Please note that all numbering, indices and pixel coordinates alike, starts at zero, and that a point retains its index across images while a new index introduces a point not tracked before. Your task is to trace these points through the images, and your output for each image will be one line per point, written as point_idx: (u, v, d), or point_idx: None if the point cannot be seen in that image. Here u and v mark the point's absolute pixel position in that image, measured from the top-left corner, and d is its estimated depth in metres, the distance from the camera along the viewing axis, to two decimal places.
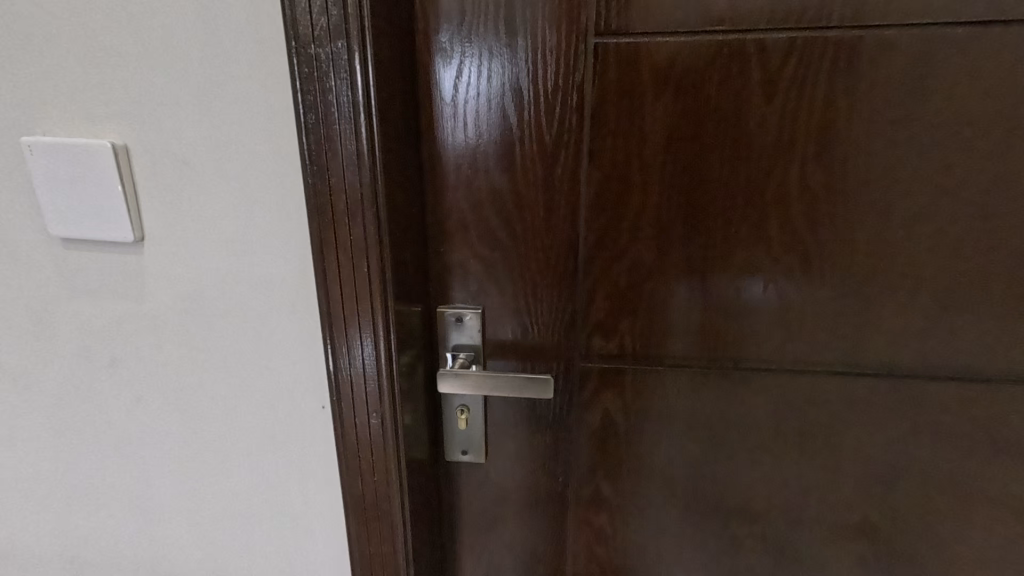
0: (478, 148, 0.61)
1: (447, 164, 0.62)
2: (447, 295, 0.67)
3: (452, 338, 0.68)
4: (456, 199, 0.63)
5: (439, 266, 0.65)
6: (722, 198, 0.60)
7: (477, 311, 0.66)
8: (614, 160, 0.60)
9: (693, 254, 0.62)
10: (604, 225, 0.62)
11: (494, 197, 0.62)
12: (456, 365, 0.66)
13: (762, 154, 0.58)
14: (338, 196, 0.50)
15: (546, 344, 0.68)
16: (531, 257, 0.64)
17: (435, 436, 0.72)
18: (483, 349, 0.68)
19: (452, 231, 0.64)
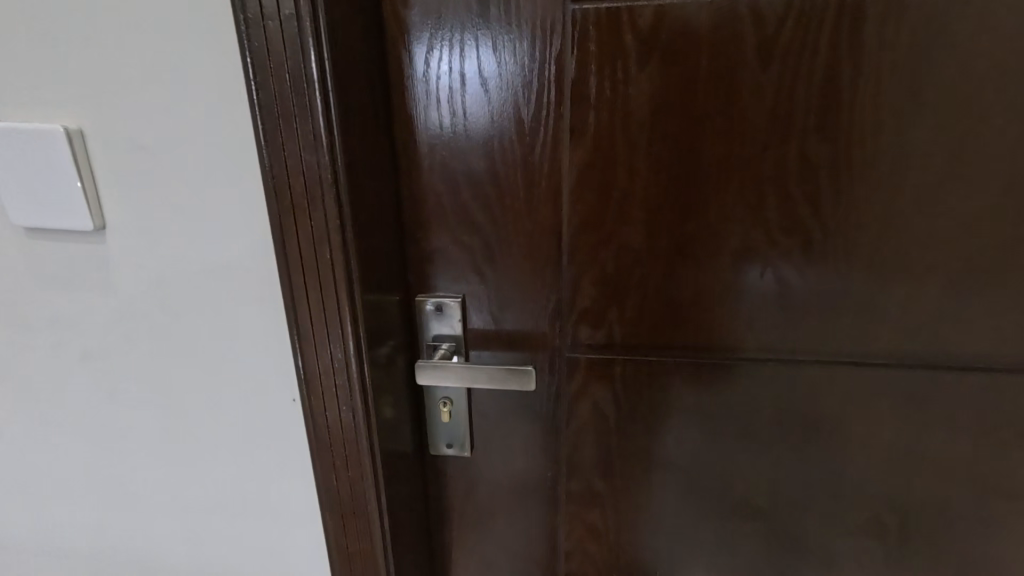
0: (453, 129, 0.57)
1: (421, 146, 0.58)
2: (426, 285, 0.64)
3: (432, 328, 0.65)
4: (431, 183, 0.59)
5: (416, 255, 0.62)
6: (715, 176, 0.56)
7: (457, 300, 0.63)
8: (597, 138, 0.56)
9: (683, 237, 0.58)
10: (589, 208, 0.58)
11: (471, 180, 0.59)
12: (436, 356, 0.64)
13: (758, 128, 0.54)
14: (297, 179, 0.47)
15: (530, 334, 0.64)
16: (513, 244, 0.61)
17: (418, 430, 0.70)
18: (464, 340, 0.65)
19: (428, 216, 0.61)
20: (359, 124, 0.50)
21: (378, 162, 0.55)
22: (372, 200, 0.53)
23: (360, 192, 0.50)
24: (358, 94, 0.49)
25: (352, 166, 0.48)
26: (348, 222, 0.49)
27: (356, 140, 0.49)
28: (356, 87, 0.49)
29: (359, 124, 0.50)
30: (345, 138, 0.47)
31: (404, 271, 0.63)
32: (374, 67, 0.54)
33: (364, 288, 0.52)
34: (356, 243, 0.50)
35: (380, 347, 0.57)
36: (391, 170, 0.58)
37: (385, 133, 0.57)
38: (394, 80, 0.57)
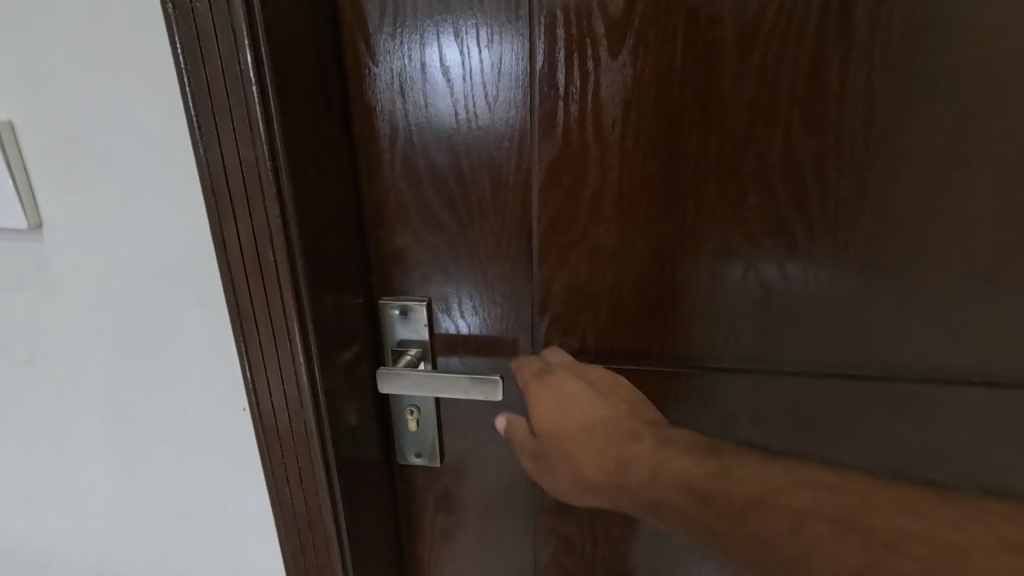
0: (414, 122, 0.54)
1: (381, 140, 0.55)
2: (390, 288, 0.60)
3: (398, 333, 0.62)
4: (394, 180, 0.56)
5: (379, 255, 0.59)
6: (693, 174, 0.52)
7: (423, 303, 0.60)
8: (567, 133, 0.52)
9: (660, 238, 0.54)
10: (559, 207, 0.55)
11: (434, 177, 0.55)
12: (403, 363, 0.61)
13: (739, 123, 0.50)
14: (236, 175, 0.44)
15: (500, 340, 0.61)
16: (480, 245, 0.57)
17: (386, 438, 0.67)
18: (431, 345, 0.62)
19: (390, 214, 0.57)
20: (307, 118, 0.47)
21: (333, 159, 0.51)
22: (323, 199, 0.49)
23: (307, 191, 0.47)
24: (303, 83, 0.46)
25: (296, 163, 0.45)
26: (292, 222, 0.45)
27: (301, 135, 0.46)
28: (299, 78, 0.46)
29: (305, 117, 0.46)
30: (286, 132, 0.44)
31: (366, 272, 0.59)
32: (328, 55, 0.50)
33: (312, 293, 0.48)
34: (303, 244, 0.47)
35: (338, 354, 0.54)
36: (351, 166, 0.55)
37: (343, 127, 0.53)
38: (350, 69, 0.53)
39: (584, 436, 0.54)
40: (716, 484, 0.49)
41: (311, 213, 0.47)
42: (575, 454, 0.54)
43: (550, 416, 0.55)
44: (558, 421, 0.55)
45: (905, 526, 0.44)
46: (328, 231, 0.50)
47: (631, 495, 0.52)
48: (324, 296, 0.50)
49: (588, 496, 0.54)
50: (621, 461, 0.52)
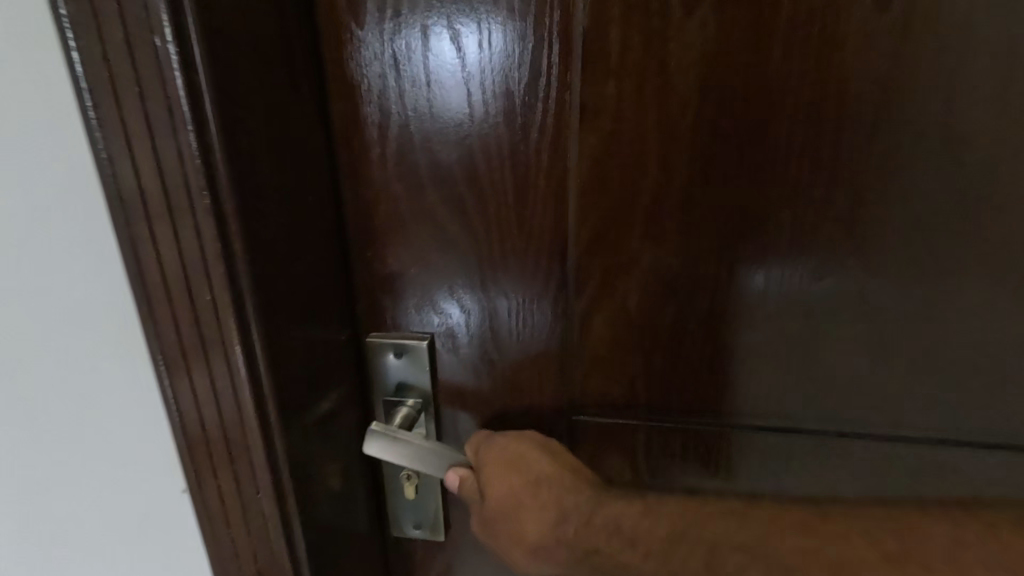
0: (413, 104, 0.39)
1: (369, 129, 0.40)
2: (381, 322, 0.47)
3: (391, 378, 0.48)
4: (385, 183, 0.42)
5: (366, 280, 0.45)
6: (791, 179, 0.38)
7: (423, 341, 0.46)
8: (621, 122, 0.38)
9: (741, 264, 0.41)
10: (605, 222, 0.41)
11: (439, 178, 0.41)
12: (398, 417, 0.47)
13: (863, 110, 0.36)
14: (152, 180, 0.30)
15: (524, 390, 0.47)
16: (498, 269, 0.43)
17: (376, 505, 0.53)
18: (435, 394, 0.48)
19: (381, 227, 0.43)
20: (263, 98, 0.33)
21: (305, 157, 0.37)
22: (289, 214, 0.36)
23: (263, 202, 0.33)
24: (255, 48, 0.32)
25: (242, 165, 0.31)
26: (238, 250, 0.32)
27: (254, 123, 0.32)
28: (251, 41, 0.31)
29: (260, 100, 0.33)
30: (227, 121, 0.30)
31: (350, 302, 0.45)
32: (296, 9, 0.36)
33: (269, 345, 0.35)
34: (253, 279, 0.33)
35: (311, 416, 0.40)
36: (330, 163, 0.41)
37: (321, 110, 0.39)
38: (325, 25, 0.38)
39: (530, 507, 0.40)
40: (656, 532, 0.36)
41: (269, 235, 0.34)
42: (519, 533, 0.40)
43: (506, 484, 0.40)
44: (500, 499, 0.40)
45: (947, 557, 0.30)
46: (298, 256, 0.37)
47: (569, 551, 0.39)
48: (291, 344, 0.37)
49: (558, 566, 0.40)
50: (566, 515, 0.39)
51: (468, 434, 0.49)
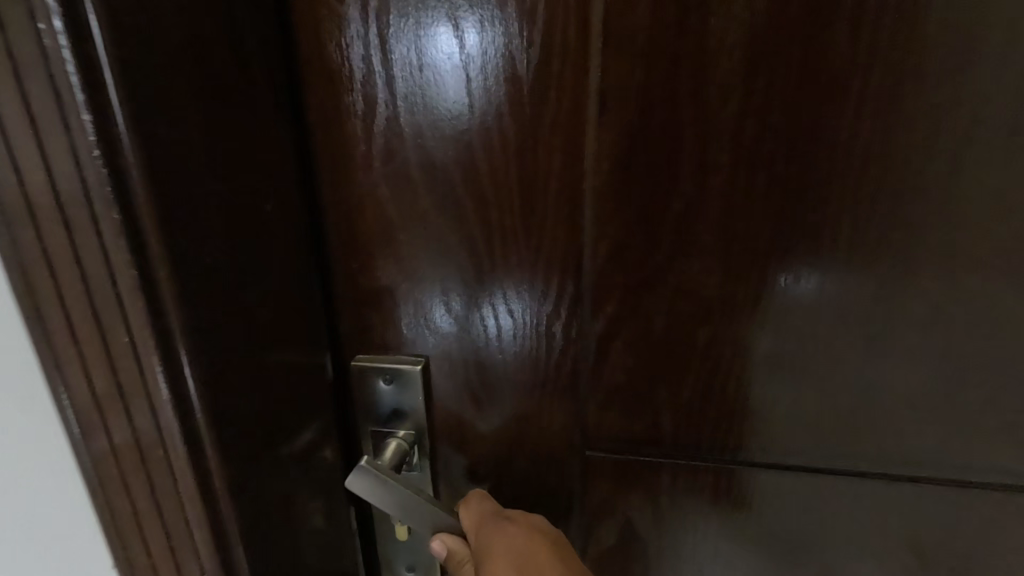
0: (403, 92, 0.33)
1: (351, 121, 0.34)
2: (367, 345, 0.41)
3: (379, 407, 0.42)
4: (371, 185, 0.36)
5: (350, 297, 0.39)
6: (851, 183, 0.31)
7: (417, 365, 0.40)
8: (645, 115, 0.32)
9: (787, 284, 0.34)
10: (626, 233, 0.35)
11: (433, 181, 0.35)
12: (388, 451, 0.41)
13: (942, 98, 0.29)
14: (42, 188, 0.24)
15: (531, 421, 0.41)
16: (500, 286, 0.37)
17: (365, 545, 0.47)
18: (429, 425, 0.42)
19: (365, 236, 0.37)
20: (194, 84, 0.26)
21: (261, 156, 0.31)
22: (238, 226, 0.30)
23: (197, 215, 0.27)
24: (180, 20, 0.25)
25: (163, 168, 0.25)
26: (161, 277, 0.25)
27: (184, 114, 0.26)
28: (174, 10, 0.25)
29: (190, 86, 0.26)
30: (138, 112, 0.23)
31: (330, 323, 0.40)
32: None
33: (207, 392, 0.28)
34: (186, 310, 0.27)
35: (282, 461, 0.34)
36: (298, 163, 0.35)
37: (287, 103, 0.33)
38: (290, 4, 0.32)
39: None
40: None
41: (211, 253, 0.28)
42: None
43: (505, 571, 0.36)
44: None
45: None
46: (252, 277, 0.31)
47: None
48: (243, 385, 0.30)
49: None
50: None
51: (467, 469, 0.43)
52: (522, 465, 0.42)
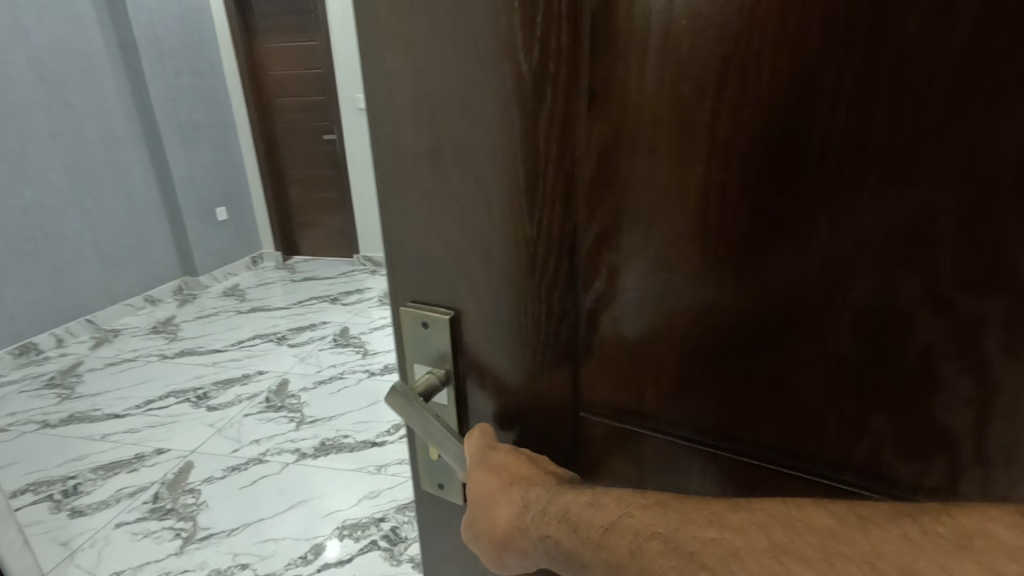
0: (426, 73, 0.38)
1: (391, 98, 0.40)
2: (418, 292, 0.47)
3: (420, 347, 0.49)
4: (406, 154, 0.42)
5: (395, 251, 0.47)
6: (829, 180, 0.31)
7: (447, 314, 0.45)
8: (643, 112, 0.35)
9: (771, 266, 0.34)
10: (615, 211, 0.37)
11: (449, 149, 0.40)
12: (421, 383, 0.47)
13: (928, 98, 0.27)
14: None
15: (533, 378, 0.44)
16: (503, 249, 0.41)
17: (409, 452, 0.52)
18: (455, 369, 0.48)
19: (405, 196, 0.43)
20: None
21: None
22: None
23: None
24: None
25: None
26: None
27: None
28: None
29: None
30: None
31: None
32: None
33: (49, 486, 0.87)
34: None
35: None
36: None
37: None
38: None
39: (502, 493, 0.40)
40: (594, 522, 0.34)
41: None
42: (490, 513, 0.40)
43: (483, 475, 0.41)
44: (481, 484, 0.41)
45: (778, 521, 0.28)
46: None
47: (527, 538, 0.37)
48: None
49: (522, 553, 0.38)
50: (528, 506, 0.38)
51: (482, 408, 0.48)
52: (531, 415, 0.46)
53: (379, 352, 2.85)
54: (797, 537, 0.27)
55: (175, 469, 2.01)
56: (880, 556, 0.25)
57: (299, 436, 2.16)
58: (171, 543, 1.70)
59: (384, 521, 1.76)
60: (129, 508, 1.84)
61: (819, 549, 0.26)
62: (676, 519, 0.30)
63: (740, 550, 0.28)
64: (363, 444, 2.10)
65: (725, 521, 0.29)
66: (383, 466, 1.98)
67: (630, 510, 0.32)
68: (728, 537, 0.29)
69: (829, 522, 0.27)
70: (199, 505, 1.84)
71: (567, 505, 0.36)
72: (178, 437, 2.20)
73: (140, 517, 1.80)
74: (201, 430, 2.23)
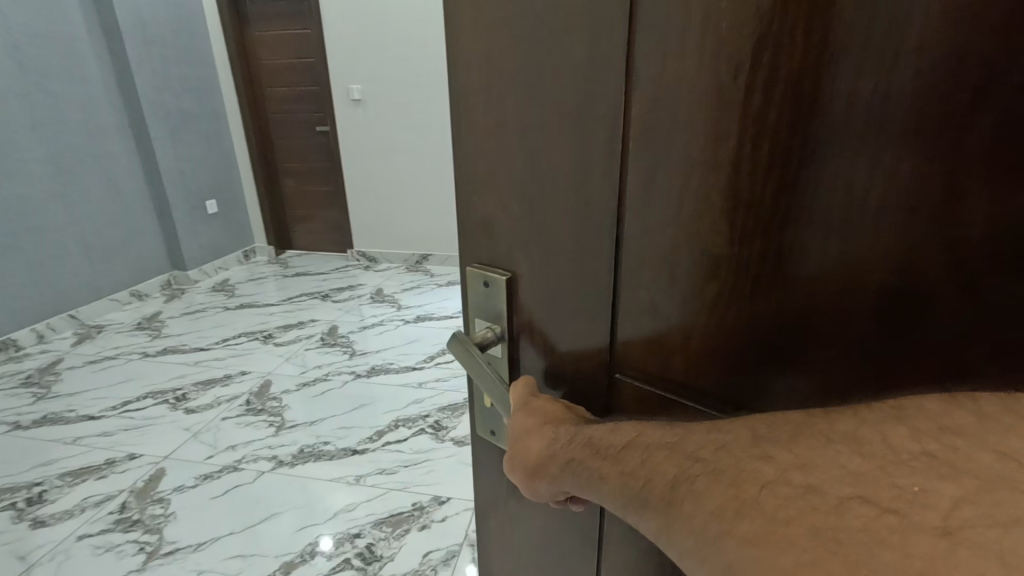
0: (491, 30, 0.39)
1: (460, 56, 0.42)
2: (483, 254, 0.49)
3: (481, 304, 0.51)
4: (469, 111, 0.43)
5: (460, 209, 0.48)
6: (857, 161, 0.29)
7: (506, 275, 0.47)
8: (686, 92, 0.33)
9: (815, 233, 0.32)
10: (658, 171, 0.36)
11: (503, 105, 0.41)
12: (482, 336, 0.50)
13: (968, 81, 0.25)
14: None
15: (581, 339, 0.45)
16: (544, 202, 0.42)
17: (471, 399, 0.55)
18: (512, 326, 0.49)
19: (467, 153, 0.45)
20: None
21: None
22: None
23: None
24: None
25: None
26: None
27: None
28: None
29: None
30: None
31: None
32: None
33: None
34: None
35: None
36: None
37: None
38: None
39: (536, 429, 0.43)
40: (616, 443, 0.37)
41: None
42: (525, 450, 0.43)
43: (520, 415, 0.45)
44: (519, 424, 0.45)
45: (770, 419, 0.30)
46: None
47: (560, 466, 0.40)
48: None
49: (557, 484, 0.41)
50: (559, 439, 0.41)
51: (531, 363, 0.50)
52: (579, 374, 0.47)
53: (368, 353, 2.82)
54: (774, 430, 0.29)
55: (146, 477, 1.97)
56: (834, 426, 0.27)
57: (278, 442, 2.14)
58: (134, 559, 1.65)
59: (361, 536, 1.71)
60: (93, 519, 1.80)
61: (806, 448, 0.27)
62: (680, 433, 0.33)
63: (730, 443, 0.30)
64: (346, 450, 2.09)
65: (720, 428, 0.31)
66: (362, 477, 1.94)
67: (647, 431, 0.35)
68: (723, 436, 0.31)
69: (816, 416, 0.29)
70: (167, 518, 1.79)
71: (592, 434, 0.39)
72: (153, 441, 2.16)
73: (106, 530, 1.75)
74: (178, 436, 2.19)
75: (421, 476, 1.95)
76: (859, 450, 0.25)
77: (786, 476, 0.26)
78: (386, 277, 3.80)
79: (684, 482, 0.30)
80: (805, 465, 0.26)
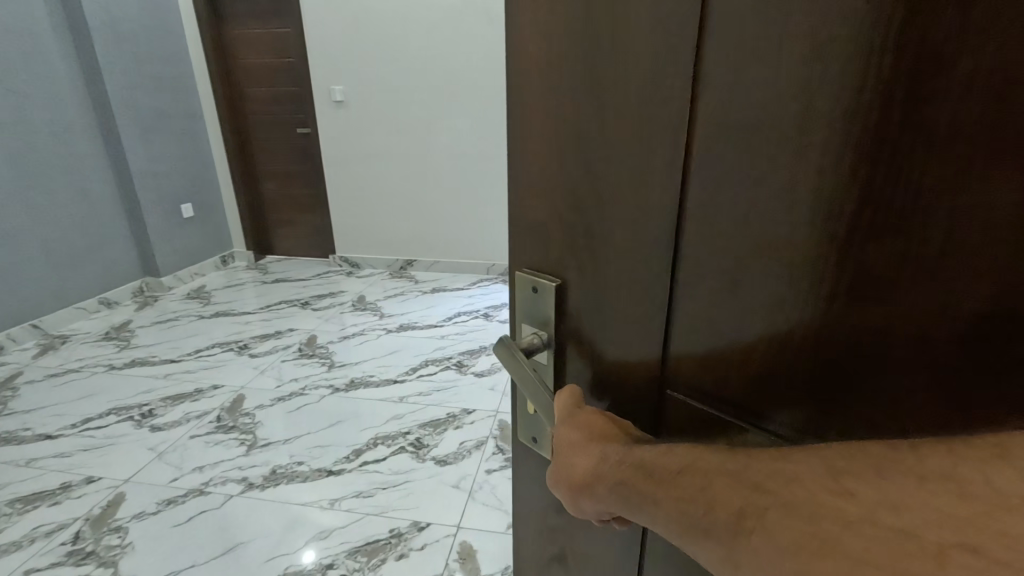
0: (553, 35, 0.39)
1: (520, 61, 0.42)
2: (532, 258, 0.49)
3: (529, 309, 0.51)
4: (525, 116, 0.43)
5: (511, 213, 0.49)
6: (953, 167, 0.26)
7: (555, 281, 0.47)
8: (753, 98, 0.32)
9: (896, 246, 0.28)
10: (719, 180, 0.34)
11: (561, 112, 0.41)
12: (528, 342, 0.50)
13: None
14: None
15: (628, 351, 0.44)
16: (598, 209, 0.41)
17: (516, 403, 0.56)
18: (558, 333, 0.49)
19: (522, 159, 0.45)
20: None
21: None
22: None
23: None
24: None
25: None
26: None
27: None
28: None
29: None
30: None
31: None
32: None
33: None
34: None
35: None
36: None
37: None
38: None
39: (582, 446, 0.43)
40: (669, 467, 0.35)
41: None
42: (571, 466, 0.43)
43: (567, 429, 0.44)
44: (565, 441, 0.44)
45: (844, 450, 0.28)
46: None
47: (607, 487, 0.39)
48: None
49: (603, 505, 0.40)
50: (606, 459, 0.40)
51: (575, 372, 0.49)
52: (625, 386, 0.46)
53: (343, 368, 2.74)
54: (855, 461, 0.28)
55: (105, 505, 1.86)
56: (921, 456, 0.26)
57: (249, 465, 2.05)
58: None
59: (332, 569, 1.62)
60: (42, 553, 1.67)
61: (885, 483, 0.26)
62: (744, 459, 0.31)
63: (803, 476, 0.28)
64: (319, 472, 2.02)
65: (789, 456, 0.30)
66: (336, 501, 1.88)
67: (703, 458, 0.33)
68: (793, 467, 0.29)
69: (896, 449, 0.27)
70: (124, 550, 1.69)
71: (642, 455, 0.37)
72: (118, 463, 2.05)
73: (56, 563, 1.64)
74: (144, 456, 2.09)
75: (399, 501, 1.88)
76: (958, 491, 0.24)
77: (873, 517, 0.25)
78: (365, 284, 3.73)
79: (751, 514, 0.29)
80: (895, 506, 0.25)
